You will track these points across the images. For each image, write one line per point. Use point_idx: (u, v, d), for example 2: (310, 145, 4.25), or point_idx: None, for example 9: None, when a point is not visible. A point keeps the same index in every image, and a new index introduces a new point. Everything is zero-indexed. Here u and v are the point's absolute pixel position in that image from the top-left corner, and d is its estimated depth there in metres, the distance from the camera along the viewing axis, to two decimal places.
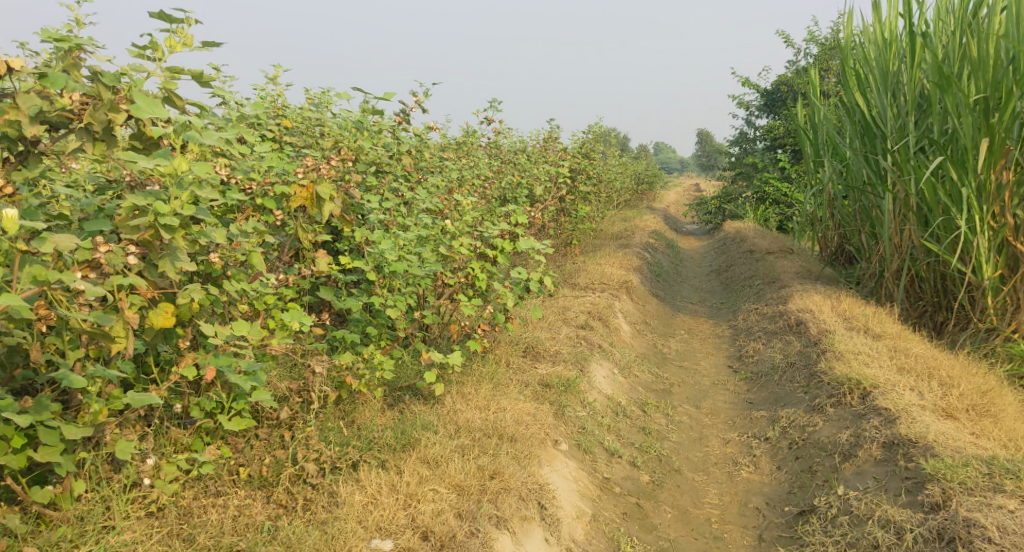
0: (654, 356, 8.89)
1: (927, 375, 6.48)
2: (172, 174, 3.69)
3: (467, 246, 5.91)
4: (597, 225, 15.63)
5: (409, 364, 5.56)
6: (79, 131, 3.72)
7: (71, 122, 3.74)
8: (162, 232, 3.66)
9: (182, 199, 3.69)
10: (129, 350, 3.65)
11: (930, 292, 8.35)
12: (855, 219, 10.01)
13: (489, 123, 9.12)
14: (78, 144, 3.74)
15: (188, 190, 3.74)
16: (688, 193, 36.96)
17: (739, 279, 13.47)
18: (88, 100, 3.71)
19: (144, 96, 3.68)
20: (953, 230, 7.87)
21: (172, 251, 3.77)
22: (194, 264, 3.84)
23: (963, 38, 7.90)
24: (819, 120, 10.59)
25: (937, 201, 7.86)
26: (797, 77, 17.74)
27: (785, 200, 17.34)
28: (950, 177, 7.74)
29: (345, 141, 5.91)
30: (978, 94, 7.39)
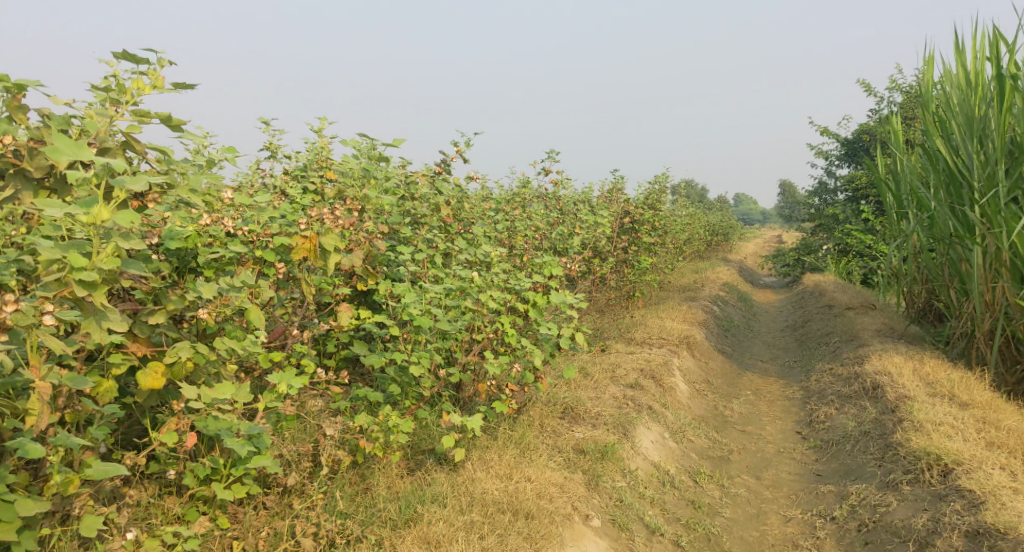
0: (713, 419, 8.30)
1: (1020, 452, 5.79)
2: (93, 223, 3.33)
3: (497, 301, 5.57)
4: (664, 277, 15.08)
5: (431, 426, 5.21)
6: (15, 178, 3.66)
7: (11, 168, 3.65)
8: (77, 288, 3.26)
9: (104, 252, 3.32)
10: (40, 428, 3.22)
11: None
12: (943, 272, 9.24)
13: (545, 173, 8.80)
14: (15, 190, 3.66)
15: (112, 242, 3.36)
16: (768, 243, 35.86)
17: (814, 336, 12.69)
18: (33, 144, 3.66)
19: (64, 137, 3.39)
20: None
21: (99, 311, 3.37)
22: (126, 324, 3.42)
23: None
24: (901, 170, 9.95)
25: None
26: (880, 125, 16.97)
27: (869, 251, 16.44)
28: None
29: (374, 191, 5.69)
30: None
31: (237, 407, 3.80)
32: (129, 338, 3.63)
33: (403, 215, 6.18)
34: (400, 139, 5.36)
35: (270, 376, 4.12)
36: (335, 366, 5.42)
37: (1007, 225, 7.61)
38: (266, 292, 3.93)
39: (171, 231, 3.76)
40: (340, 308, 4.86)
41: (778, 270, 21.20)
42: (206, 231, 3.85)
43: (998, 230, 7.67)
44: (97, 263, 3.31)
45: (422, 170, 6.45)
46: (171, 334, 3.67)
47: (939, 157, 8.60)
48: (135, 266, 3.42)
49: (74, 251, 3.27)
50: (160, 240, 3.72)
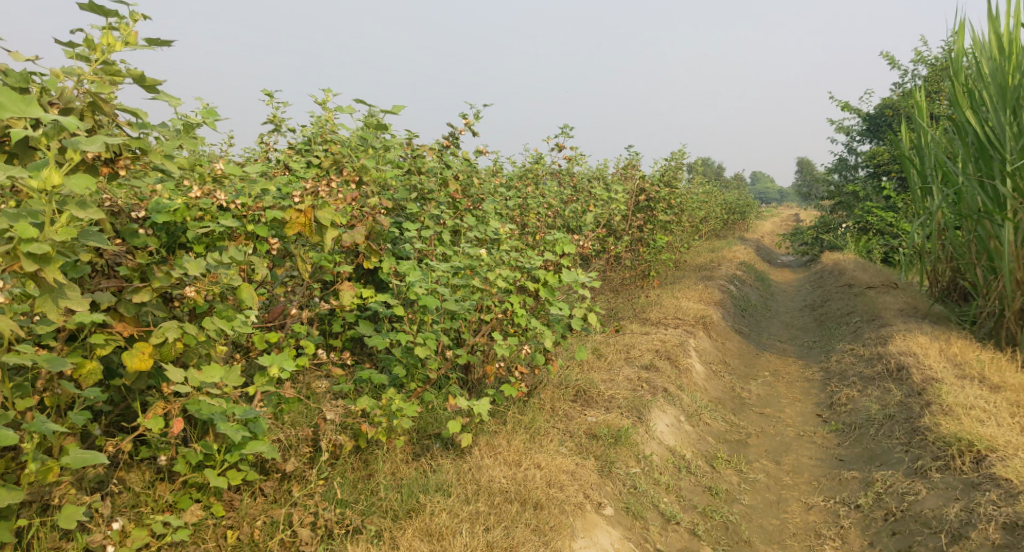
0: (730, 401, 8.05)
1: None
2: (44, 188, 3.08)
3: (506, 279, 5.34)
4: (679, 256, 14.79)
5: (438, 410, 5.02)
6: None
7: None
8: (26, 262, 3.01)
9: (57, 222, 3.08)
10: None
11: None
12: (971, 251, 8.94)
13: (558, 149, 8.53)
14: None
15: (65, 210, 3.12)
16: (786, 222, 35.36)
17: (834, 316, 12.38)
18: None
19: (13, 93, 3.14)
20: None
21: (59, 288, 3.14)
22: (88, 302, 3.19)
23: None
24: (926, 144, 9.58)
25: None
26: (903, 100, 16.53)
27: (890, 229, 16.07)
28: None
29: (377, 165, 5.43)
30: None
31: (227, 391, 3.56)
32: (113, 317, 3.40)
33: (409, 191, 5.93)
34: (399, 107, 5.12)
35: (261, 357, 3.84)
36: (338, 347, 5.21)
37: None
38: (259, 269, 3.71)
39: (156, 202, 3.58)
40: (343, 287, 4.72)
41: (797, 248, 20.80)
42: (196, 204, 3.64)
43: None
44: (49, 235, 3.07)
45: (428, 144, 6.19)
46: (159, 313, 3.45)
47: (968, 129, 8.26)
48: (94, 237, 3.21)
49: (25, 221, 3.03)
50: (147, 214, 3.56)
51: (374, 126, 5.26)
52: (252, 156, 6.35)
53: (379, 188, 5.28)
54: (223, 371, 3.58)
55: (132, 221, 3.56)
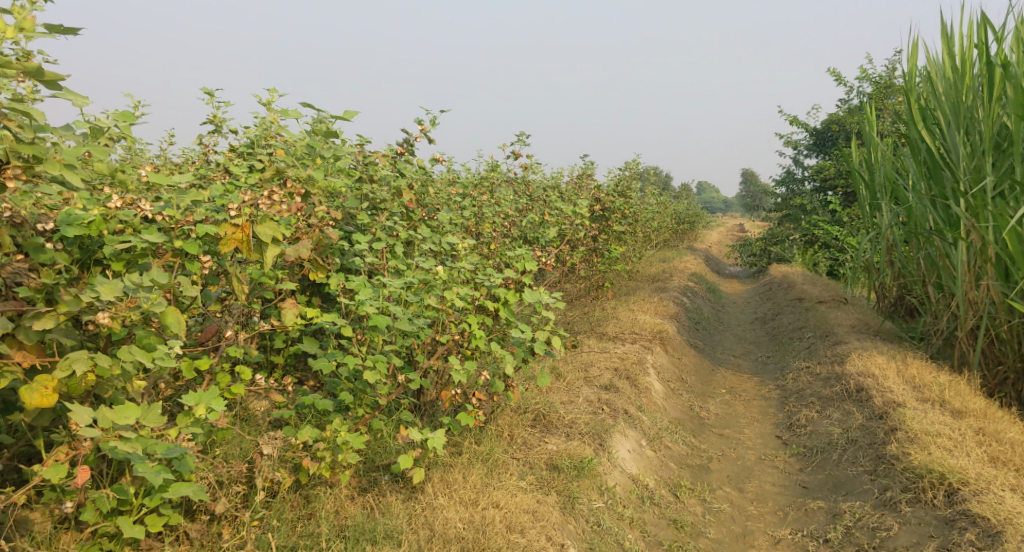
0: (689, 422, 7.79)
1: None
2: None
3: (463, 297, 4.99)
4: (632, 266, 14.56)
5: (386, 441, 4.66)
6: None
7: None
8: None
9: None
10: None
11: (1013, 356, 7.47)
12: (919, 269, 8.83)
13: (515, 157, 8.15)
14: None
15: None
16: (732, 233, 35.56)
17: (787, 330, 12.27)
18: None
19: None
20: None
21: None
22: None
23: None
24: (875, 161, 9.43)
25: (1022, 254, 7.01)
26: (850, 115, 16.58)
27: (838, 244, 16.13)
28: None
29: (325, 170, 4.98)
30: None
31: (144, 432, 3.20)
32: (11, 346, 2.97)
33: (360, 199, 5.53)
34: (350, 112, 4.73)
35: (185, 395, 3.47)
36: (279, 369, 4.79)
37: (994, 223, 7.28)
38: (188, 289, 3.28)
39: (67, 213, 3.14)
40: (285, 305, 4.37)
41: (745, 260, 20.76)
42: (114, 215, 3.24)
43: (984, 226, 7.31)
44: None
45: (381, 151, 5.80)
46: (67, 343, 3.03)
47: (921, 147, 8.13)
48: None
49: None
50: (55, 226, 3.12)
51: (321, 131, 4.83)
52: (190, 159, 5.88)
53: (322, 197, 4.90)
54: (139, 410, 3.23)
55: (38, 234, 3.09)
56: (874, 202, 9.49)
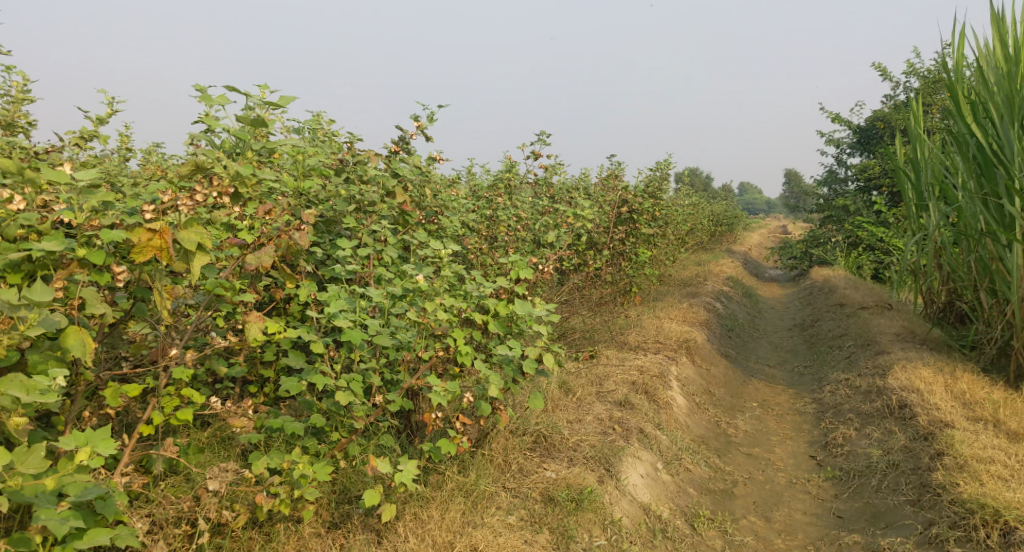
0: (715, 440, 7.19)
1: None
2: None
3: (450, 309, 4.49)
4: (662, 270, 13.92)
5: (360, 471, 4.18)
6: None
7: None
8: None
9: None
10: None
11: None
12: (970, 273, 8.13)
13: (532, 156, 7.61)
14: None
15: None
16: (774, 235, 34.59)
17: (826, 338, 11.58)
18: None
19: None
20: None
21: None
22: None
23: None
24: (922, 157, 8.73)
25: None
26: (895, 112, 15.80)
27: (882, 246, 15.33)
28: None
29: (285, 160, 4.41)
30: None
31: (18, 479, 2.89)
32: None
33: (346, 201, 4.97)
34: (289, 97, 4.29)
35: (68, 437, 3.09)
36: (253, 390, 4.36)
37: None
38: (94, 304, 3.16)
39: None
40: (249, 319, 3.94)
41: (784, 262, 19.95)
42: (17, 221, 3.08)
43: None
44: None
45: (371, 150, 5.21)
46: None
47: (969, 142, 7.44)
48: None
49: None
50: None
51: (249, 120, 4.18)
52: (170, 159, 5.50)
53: (285, 199, 4.49)
54: (11, 453, 2.90)
55: None
56: (918, 203, 8.81)
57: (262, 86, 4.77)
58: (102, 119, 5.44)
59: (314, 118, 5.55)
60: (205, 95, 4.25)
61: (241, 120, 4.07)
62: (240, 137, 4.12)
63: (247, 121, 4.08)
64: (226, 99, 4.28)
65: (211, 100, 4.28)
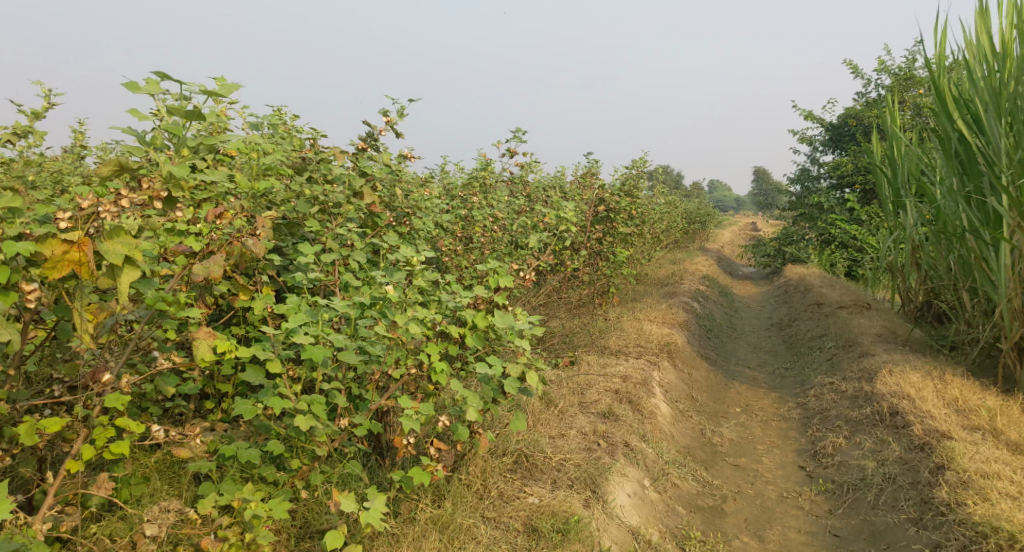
0: (700, 451, 6.84)
1: None
2: None
3: (424, 322, 4.08)
4: (639, 269, 13.58)
5: (320, 505, 3.79)
6: None
7: None
8: None
9: None
10: None
11: None
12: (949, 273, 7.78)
13: (508, 154, 7.21)
14: None
15: None
16: (745, 231, 34.52)
17: (805, 338, 11.32)
18: None
19: None
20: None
21: None
22: None
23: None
24: (899, 155, 8.38)
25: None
26: (869, 110, 15.61)
27: (854, 244, 15.13)
28: None
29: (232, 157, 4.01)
30: None
31: None
32: None
33: (308, 201, 4.53)
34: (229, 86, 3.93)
35: None
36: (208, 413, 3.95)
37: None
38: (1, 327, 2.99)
39: None
40: (197, 337, 3.55)
41: (757, 260, 19.72)
42: None
43: None
44: None
45: (336, 147, 4.77)
46: None
47: (949, 139, 6.98)
48: None
49: None
50: None
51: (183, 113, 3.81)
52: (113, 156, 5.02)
53: (237, 201, 4.07)
54: None
55: None
56: (895, 202, 8.46)
57: (215, 76, 4.38)
58: (37, 112, 4.94)
59: (274, 113, 5.10)
60: (134, 82, 3.87)
61: (172, 112, 3.70)
62: (171, 131, 3.73)
63: (179, 112, 3.72)
64: (158, 87, 3.91)
65: (141, 88, 3.91)
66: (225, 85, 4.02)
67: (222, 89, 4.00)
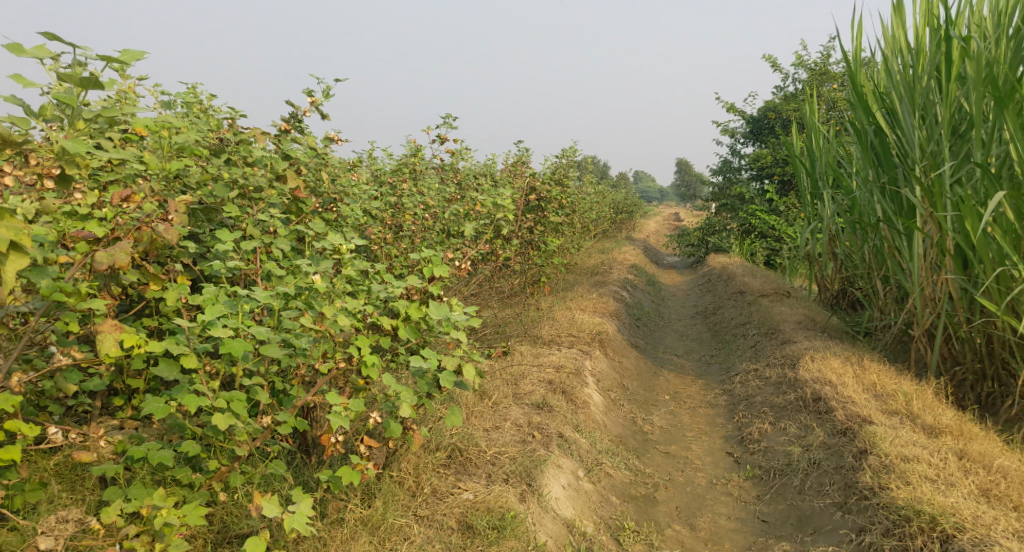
0: (632, 439, 6.85)
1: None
2: None
3: (351, 313, 3.91)
4: (569, 258, 13.58)
5: (241, 507, 3.62)
6: None
7: None
8: None
9: None
10: None
11: (969, 357, 6.24)
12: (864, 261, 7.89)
13: (439, 141, 7.05)
14: None
15: None
16: (668, 221, 34.96)
17: (729, 326, 11.49)
18: None
19: None
20: (1010, 284, 5.78)
21: None
22: None
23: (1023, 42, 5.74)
24: (818, 146, 8.49)
25: (988, 246, 5.73)
26: (787, 103, 15.92)
27: (772, 234, 15.45)
28: (1006, 215, 5.69)
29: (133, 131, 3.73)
30: None
31: None
32: None
33: (226, 185, 4.30)
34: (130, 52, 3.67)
35: None
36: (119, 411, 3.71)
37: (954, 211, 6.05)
38: None
39: None
40: (102, 330, 3.32)
41: (682, 250, 19.99)
42: None
43: (940, 215, 6.12)
44: None
45: (257, 128, 4.55)
46: None
47: (865, 131, 7.01)
48: None
49: None
50: None
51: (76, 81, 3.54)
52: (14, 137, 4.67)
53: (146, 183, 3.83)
54: None
55: None
56: (813, 192, 8.56)
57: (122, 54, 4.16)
58: None
59: (192, 92, 4.83)
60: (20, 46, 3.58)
61: (64, 79, 3.43)
62: (64, 101, 3.48)
63: (71, 79, 3.45)
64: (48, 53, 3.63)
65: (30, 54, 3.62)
66: (126, 52, 3.75)
67: (122, 55, 3.73)
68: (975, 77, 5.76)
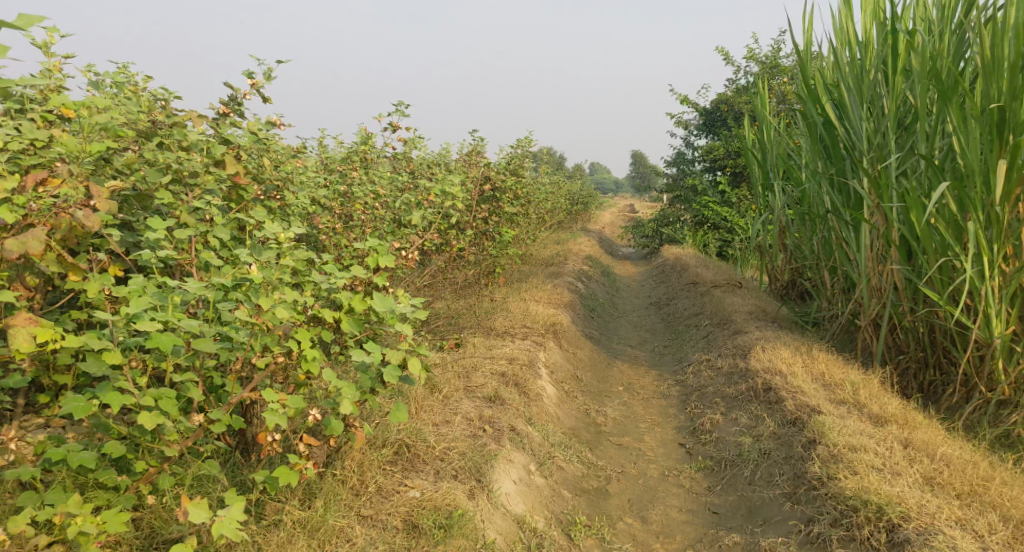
0: (585, 431, 6.81)
1: (973, 513, 4.73)
2: None
3: (291, 304, 3.78)
4: (524, 250, 13.51)
5: (172, 510, 3.49)
6: None
7: None
8: None
9: None
10: None
11: (913, 346, 6.30)
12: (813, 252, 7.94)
13: (390, 129, 6.91)
14: None
15: None
16: (623, 213, 35.12)
17: (682, 317, 11.54)
18: None
19: None
20: (952, 274, 5.83)
21: None
22: None
23: (965, 36, 5.76)
24: (769, 138, 8.52)
25: (931, 238, 5.76)
26: (739, 96, 16.03)
27: (722, 225, 15.55)
28: (949, 207, 5.73)
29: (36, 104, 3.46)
30: (991, 103, 5.33)
31: None
32: None
33: (159, 170, 4.13)
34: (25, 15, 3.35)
35: None
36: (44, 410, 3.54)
37: (900, 202, 6.08)
38: None
39: None
40: (14, 324, 3.22)
41: (637, 241, 20.06)
42: None
43: (886, 207, 6.15)
44: None
45: (193, 112, 4.38)
46: None
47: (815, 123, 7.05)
48: None
49: None
50: None
51: None
52: None
53: (64, 166, 3.62)
54: None
55: None
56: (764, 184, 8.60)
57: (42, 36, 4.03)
58: None
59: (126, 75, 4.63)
60: None
61: None
62: None
63: None
64: None
65: None
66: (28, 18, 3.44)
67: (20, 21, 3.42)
68: (920, 71, 5.77)
